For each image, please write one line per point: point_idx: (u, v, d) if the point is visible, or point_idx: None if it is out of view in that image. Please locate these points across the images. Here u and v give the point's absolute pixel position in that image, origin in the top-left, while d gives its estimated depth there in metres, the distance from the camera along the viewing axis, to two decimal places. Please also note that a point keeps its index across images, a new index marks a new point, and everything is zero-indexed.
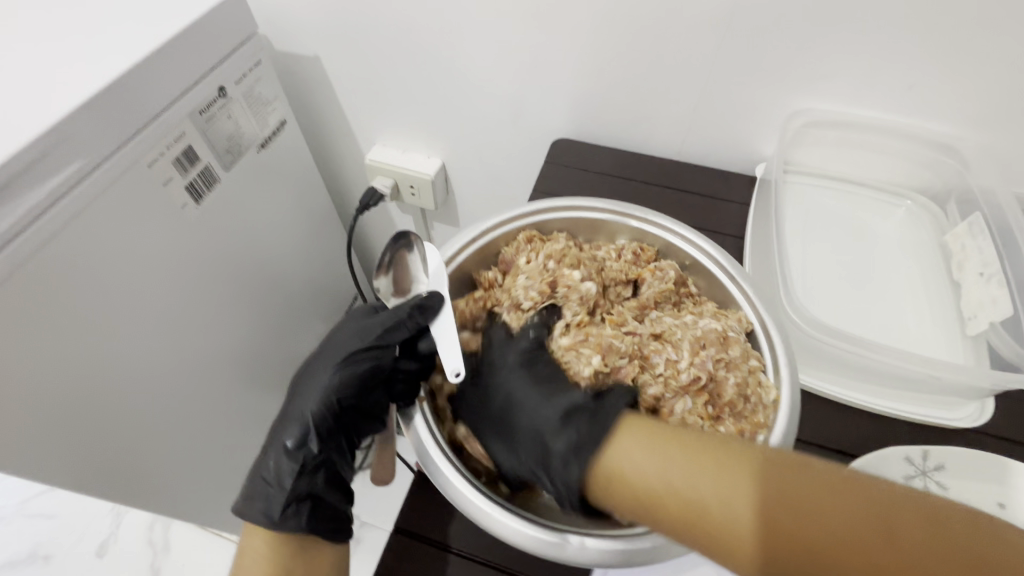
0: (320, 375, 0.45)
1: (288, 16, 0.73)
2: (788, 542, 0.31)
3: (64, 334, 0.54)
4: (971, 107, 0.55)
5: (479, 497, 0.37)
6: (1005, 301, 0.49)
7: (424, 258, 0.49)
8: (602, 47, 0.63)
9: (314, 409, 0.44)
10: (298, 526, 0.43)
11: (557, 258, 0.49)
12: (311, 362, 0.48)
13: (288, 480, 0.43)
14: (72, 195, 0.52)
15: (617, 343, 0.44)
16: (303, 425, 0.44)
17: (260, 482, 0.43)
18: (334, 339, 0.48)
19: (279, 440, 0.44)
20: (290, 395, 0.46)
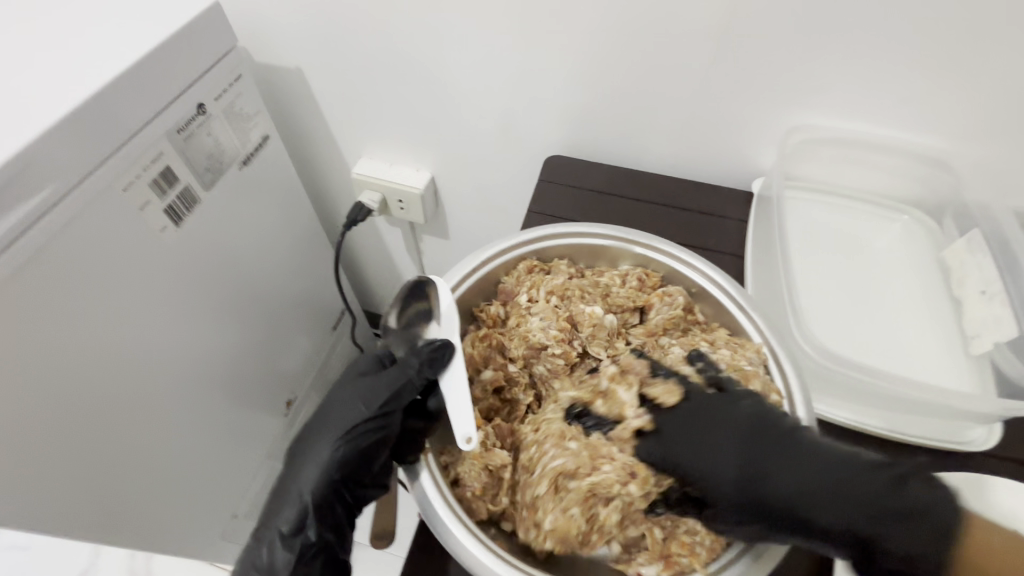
0: (317, 450, 0.43)
1: (268, 26, 0.70)
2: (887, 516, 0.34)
3: (37, 372, 0.50)
4: (969, 123, 0.54)
5: (479, 547, 0.36)
6: (1009, 322, 0.49)
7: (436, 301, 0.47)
8: (597, 60, 0.62)
9: (313, 489, 0.41)
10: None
11: (557, 292, 0.49)
12: (307, 432, 0.45)
13: (283, 570, 0.40)
14: (41, 224, 0.49)
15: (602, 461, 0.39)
16: (300, 508, 0.41)
17: (252, 571, 0.41)
18: (332, 407, 0.45)
19: (274, 526, 0.41)
20: (284, 471, 0.43)
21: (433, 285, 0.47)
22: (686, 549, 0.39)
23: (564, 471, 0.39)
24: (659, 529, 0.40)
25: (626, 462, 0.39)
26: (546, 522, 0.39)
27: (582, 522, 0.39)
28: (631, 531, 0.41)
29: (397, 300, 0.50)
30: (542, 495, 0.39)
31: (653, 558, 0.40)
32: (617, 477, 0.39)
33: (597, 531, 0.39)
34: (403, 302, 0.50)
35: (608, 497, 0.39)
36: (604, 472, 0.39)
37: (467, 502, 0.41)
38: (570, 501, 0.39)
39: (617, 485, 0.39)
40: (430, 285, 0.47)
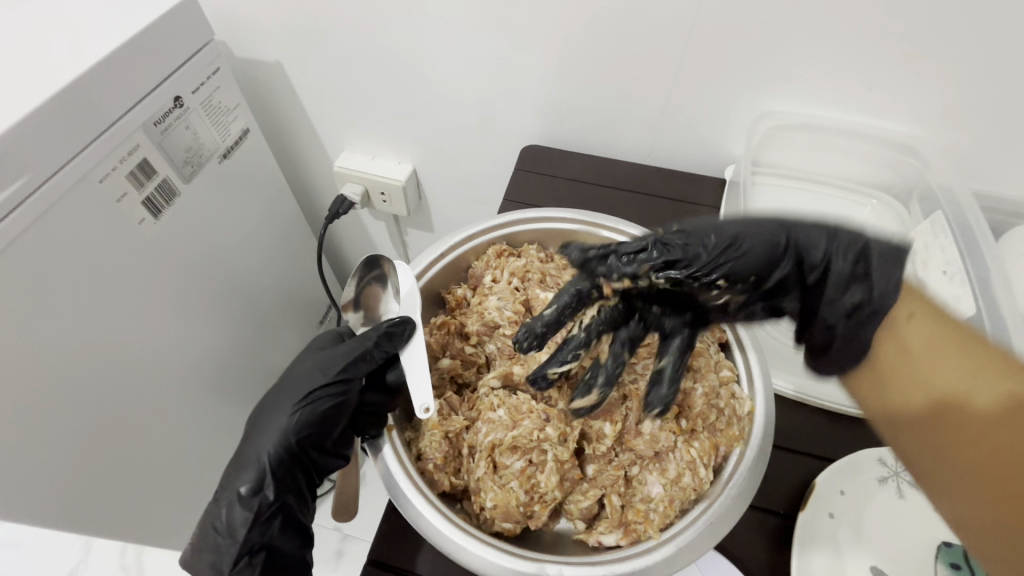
0: (278, 414, 0.43)
1: (245, 22, 0.70)
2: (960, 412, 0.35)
3: (14, 362, 0.51)
4: (932, 108, 0.55)
5: (453, 530, 0.36)
6: (965, 302, 0.51)
7: (396, 282, 0.48)
8: (569, 51, 0.63)
9: (272, 451, 0.41)
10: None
11: (518, 274, 0.50)
12: (269, 397, 0.45)
13: (241, 529, 0.40)
14: (16, 216, 0.49)
15: (523, 413, 0.41)
16: (258, 469, 0.41)
17: (210, 531, 0.41)
18: (294, 374, 0.45)
19: (232, 487, 0.41)
20: (246, 435, 0.44)
21: (393, 266, 0.49)
22: (640, 516, 0.39)
23: (496, 446, 0.41)
24: (615, 495, 0.41)
25: (542, 413, 0.41)
26: (488, 501, 0.39)
27: (520, 492, 0.39)
28: (583, 502, 0.42)
29: (355, 274, 0.51)
30: (482, 476, 0.40)
31: (613, 526, 0.40)
32: (535, 427, 0.41)
33: (539, 501, 0.40)
34: (362, 277, 0.51)
35: (541, 465, 0.40)
36: (524, 425, 0.41)
37: (429, 475, 0.41)
38: (508, 473, 0.40)
39: (535, 433, 0.40)
40: (390, 265, 0.49)
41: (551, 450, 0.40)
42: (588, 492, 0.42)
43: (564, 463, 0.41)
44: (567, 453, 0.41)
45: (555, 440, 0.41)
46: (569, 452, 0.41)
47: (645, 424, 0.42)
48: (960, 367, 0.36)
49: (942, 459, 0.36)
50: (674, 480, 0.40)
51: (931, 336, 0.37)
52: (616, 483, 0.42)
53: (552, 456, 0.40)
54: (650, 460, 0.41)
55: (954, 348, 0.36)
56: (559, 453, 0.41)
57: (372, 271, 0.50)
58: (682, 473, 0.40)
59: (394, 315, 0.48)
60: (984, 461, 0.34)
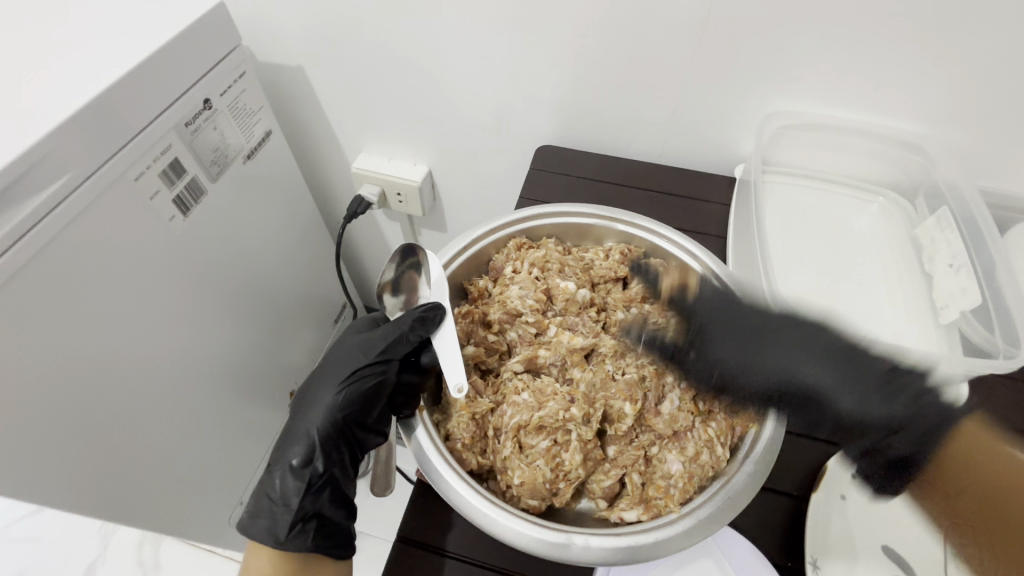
0: (323, 392, 0.46)
1: (269, 29, 0.73)
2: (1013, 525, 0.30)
3: (53, 350, 0.53)
4: (937, 106, 0.57)
5: (484, 502, 0.38)
6: (973, 291, 0.52)
7: (429, 269, 0.50)
8: (582, 54, 0.65)
9: (320, 426, 0.45)
10: (304, 544, 0.44)
11: (538, 264, 0.52)
12: (314, 377, 0.48)
13: (294, 498, 0.43)
14: (59, 210, 0.52)
15: (547, 397, 0.44)
16: (308, 444, 0.44)
17: (266, 500, 0.44)
18: (335, 356, 0.48)
19: (285, 459, 0.45)
20: (294, 412, 0.47)
21: (428, 254, 0.51)
22: (661, 491, 0.41)
23: (522, 426, 0.43)
24: (637, 473, 0.43)
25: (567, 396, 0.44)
26: (516, 478, 0.41)
27: (547, 470, 0.41)
28: (605, 482, 0.43)
29: (394, 260, 0.53)
30: (509, 455, 0.42)
31: (634, 503, 0.42)
32: (560, 407, 0.43)
33: (564, 479, 0.42)
34: (399, 264, 0.53)
35: (566, 444, 0.42)
36: (549, 406, 0.43)
37: (457, 453, 0.42)
38: (535, 452, 0.42)
39: (561, 412, 0.42)
40: (425, 253, 0.51)
41: (574, 429, 0.42)
42: (610, 472, 0.43)
43: (587, 442, 0.42)
44: (590, 434, 0.43)
45: (578, 420, 0.42)
46: (592, 432, 0.43)
47: (663, 405, 0.44)
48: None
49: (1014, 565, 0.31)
50: (692, 458, 0.42)
51: None
52: (636, 462, 0.43)
53: (576, 435, 0.42)
54: (667, 439, 0.43)
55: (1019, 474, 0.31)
56: (582, 432, 0.42)
57: (409, 259, 0.53)
58: (700, 451, 0.42)
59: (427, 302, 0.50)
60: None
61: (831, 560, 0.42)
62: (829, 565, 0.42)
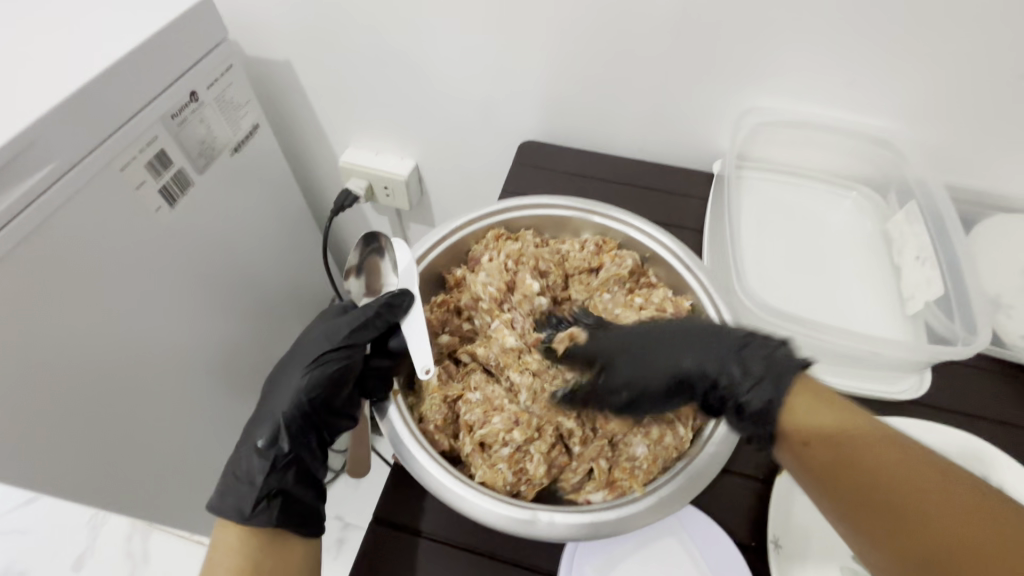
0: (291, 377, 0.48)
1: (256, 23, 0.74)
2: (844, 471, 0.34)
3: (35, 337, 0.54)
4: (909, 103, 0.59)
5: (452, 480, 0.39)
6: (937, 282, 0.54)
7: (394, 257, 0.53)
8: (564, 49, 0.66)
9: (286, 408, 0.47)
10: (268, 520, 0.44)
11: (514, 256, 0.53)
12: (285, 364, 0.51)
13: (259, 476, 0.45)
14: (46, 198, 0.53)
15: (493, 408, 0.45)
16: (273, 425, 0.46)
17: (232, 479, 0.45)
18: (305, 344, 0.50)
19: (252, 440, 0.46)
20: (265, 398, 0.49)
21: (391, 242, 0.53)
22: (626, 473, 0.42)
23: (476, 428, 0.44)
24: (603, 460, 0.44)
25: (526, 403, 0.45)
26: (477, 477, 0.42)
27: (508, 472, 0.42)
28: (575, 478, 0.44)
29: (359, 246, 0.55)
30: (471, 453, 0.43)
31: (600, 486, 0.43)
32: (502, 426, 0.43)
33: (528, 482, 0.43)
34: (364, 249, 0.55)
35: (527, 453, 0.43)
36: (493, 424, 0.44)
37: (429, 435, 0.44)
38: (497, 455, 0.42)
39: (503, 433, 0.43)
40: (388, 241, 0.53)
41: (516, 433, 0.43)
42: (578, 468, 0.44)
43: (547, 451, 0.43)
44: (544, 448, 0.44)
45: (514, 431, 0.43)
46: (548, 444, 0.44)
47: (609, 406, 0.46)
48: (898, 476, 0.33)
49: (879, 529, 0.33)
50: (657, 441, 0.43)
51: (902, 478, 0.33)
52: (602, 449, 0.44)
53: (535, 448, 0.43)
54: (632, 425, 0.45)
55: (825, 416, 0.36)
56: (538, 445, 0.43)
57: (372, 245, 0.54)
58: (663, 433, 0.44)
59: (394, 289, 0.52)
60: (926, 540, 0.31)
61: (791, 539, 0.44)
62: (789, 543, 0.44)
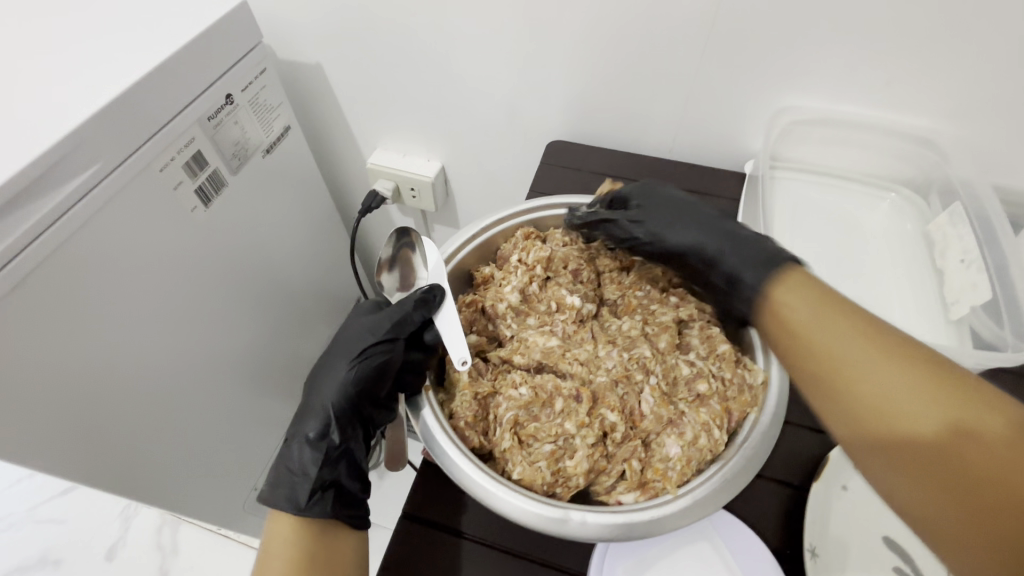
0: (334, 371, 0.49)
1: (288, 27, 0.76)
2: (902, 452, 0.36)
3: (76, 331, 0.56)
4: (952, 102, 0.57)
5: (485, 477, 0.39)
6: (984, 286, 0.52)
7: (424, 254, 0.54)
8: (592, 49, 0.66)
9: (334, 401, 0.47)
10: (323, 511, 0.45)
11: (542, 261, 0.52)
12: (324, 358, 0.51)
13: (312, 467, 0.45)
14: (89, 197, 0.55)
15: (526, 408, 0.44)
16: (324, 417, 0.47)
17: (284, 471, 0.46)
18: (342, 337, 0.51)
19: (302, 432, 0.47)
20: (308, 392, 0.50)
21: (423, 238, 0.54)
22: (659, 474, 0.41)
23: (518, 422, 0.44)
24: (636, 460, 0.42)
25: (571, 390, 0.44)
26: (516, 474, 0.42)
27: (547, 472, 0.42)
28: (609, 481, 0.43)
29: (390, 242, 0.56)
30: (509, 448, 0.43)
31: (631, 487, 0.42)
32: (557, 422, 0.43)
33: (563, 484, 0.42)
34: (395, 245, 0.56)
35: (569, 447, 0.43)
36: (544, 421, 0.44)
37: (461, 430, 0.44)
38: (538, 452, 0.43)
39: (555, 426, 0.43)
40: (419, 237, 0.54)
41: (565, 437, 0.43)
42: (611, 471, 0.43)
43: (592, 447, 0.42)
44: (592, 438, 0.43)
45: (562, 428, 0.43)
46: (595, 437, 0.43)
47: (643, 404, 0.44)
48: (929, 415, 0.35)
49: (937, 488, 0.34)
50: (691, 441, 0.42)
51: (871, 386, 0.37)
52: (636, 449, 0.43)
53: (581, 442, 0.42)
54: (667, 424, 0.43)
55: (844, 325, 0.40)
56: (585, 437, 0.43)
57: (403, 239, 0.56)
58: (698, 435, 0.42)
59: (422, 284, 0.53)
60: (991, 505, 0.32)
61: (828, 547, 0.43)
62: (828, 553, 0.42)
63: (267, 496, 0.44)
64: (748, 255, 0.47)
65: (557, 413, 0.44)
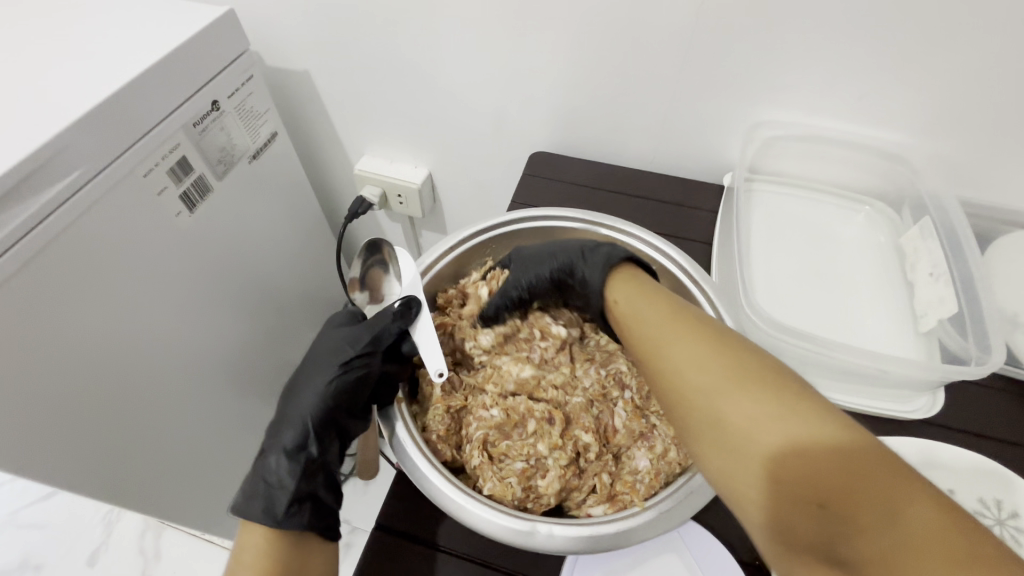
0: (313, 384, 0.50)
1: (277, 33, 0.76)
2: (744, 448, 0.35)
3: (57, 337, 0.55)
4: (922, 119, 0.58)
5: (453, 490, 0.40)
6: (951, 299, 0.53)
7: (397, 268, 0.54)
8: (577, 61, 0.67)
9: (312, 413, 0.48)
10: (301, 523, 0.44)
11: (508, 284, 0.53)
12: (303, 370, 0.52)
13: (290, 480, 0.45)
14: (72, 203, 0.55)
15: (495, 429, 0.45)
16: (302, 428, 0.48)
17: (262, 484, 0.45)
18: (322, 349, 0.52)
19: (279, 444, 0.47)
20: (287, 404, 0.50)
21: (394, 254, 0.54)
22: (628, 487, 0.43)
23: (487, 440, 0.45)
24: (605, 475, 0.44)
25: (543, 412, 0.45)
26: (486, 490, 0.42)
27: (517, 488, 0.42)
28: (581, 497, 0.44)
29: (362, 255, 0.56)
30: (480, 465, 0.44)
31: (602, 500, 0.43)
32: (529, 442, 0.44)
33: (535, 500, 0.43)
34: (367, 258, 0.56)
35: (541, 466, 0.44)
36: (516, 442, 0.45)
37: (432, 444, 0.45)
38: (508, 469, 0.43)
39: (527, 447, 0.44)
40: (392, 250, 0.54)
41: (536, 462, 0.44)
42: (583, 486, 0.44)
43: (564, 468, 0.43)
44: (563, 461, 0.44)
45: (529, 452, 0.44)
46: (567, 458, 0.44)
47: (616, 419, 0.47)
48: (786, 423, 0.34)
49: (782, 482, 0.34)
50: (660, 455, 0.44)
51: (731, 390, 0.37)
52: (607, 463, 0.45)
53: (553, 463, 0.43)
54: (637, 438, 0.46)
55: (658, 305, 0.44)
56: (557, 458, 0.44)
57: (374, 254, 0.56)
58: (667, 448, 0.44)
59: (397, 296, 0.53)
60: (838, 493, 0.31)
61: None
62: None
63: (242, 507, 0.44)
64: (595, 261, 0.49)
65: (529, 433, 0.45)
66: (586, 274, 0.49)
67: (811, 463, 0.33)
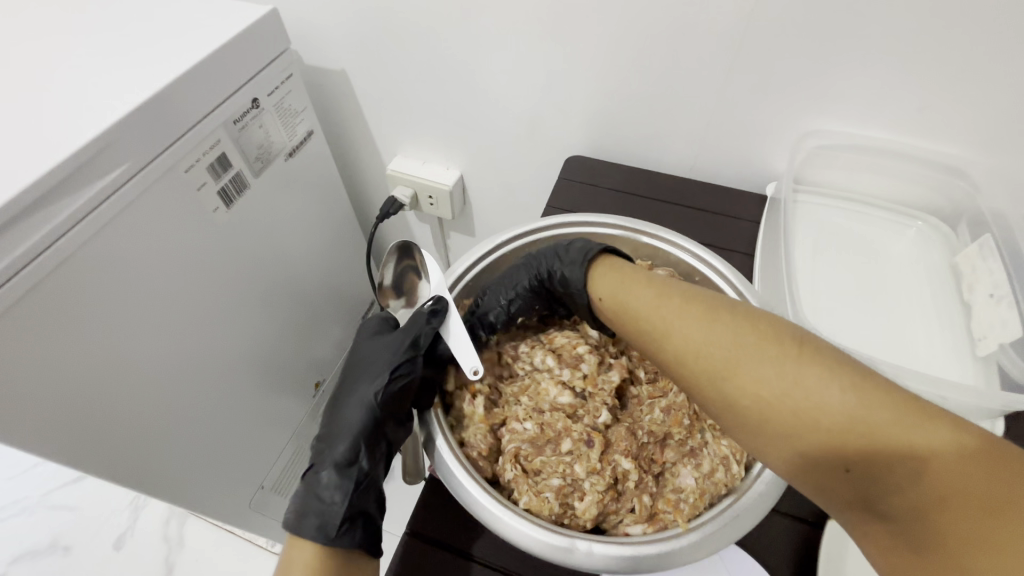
0: (359, 394, 0.49)
1: (317, 33, 0.77)
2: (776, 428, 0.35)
3: (95, 327, 0.56)
4: (986, 132, 0.55)
5: (492, 502, 0.39)
6: (1014, 324, 0.50)
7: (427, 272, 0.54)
8: (618, 63, 0.65)
9: (363, 424, 0.47)
10: (354, 542, 0.44)
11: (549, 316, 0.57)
12: (348, 379, 0.51)
13: (344, 494, 0.44)
14: (116, 198, 0.56)
15: (532, 445, 0.45)
16: (353, 441, 0.46)
17: (313, 500, 0.44)
18: (366, 356, 0.51)
19: (331, 457, 0.46)
20: (332, 414, 0.49)
21: (423, 260, 0.54)
22: (671, 507, 0.42)
23: (520, 454, 0.45)
24: (645, 496, 0.43)
25: (582, 433, 0.45)
26: (522, 502, 0.42)
27: (554, 503, 0.42)
28: (624, 521, 0.42)
29: (393, 258, 0.57)
30: (514, 478, 0.43)
31: (641, 519, 0.42)
32: (564, 458, 0.44)
33: (571, 520, 0.42)
34: (399, 260, 0.57)
35: (578, 488, 0.43)
36: (552, 458, 0.44)
37: (471, 460, 0.44)
38: (545, 484, 0.43)
39: (564, 465, 0.43)
40: (421, 256, 0.54)
41: (568, 482, 0.43)
42: (621, 509, 0.43)
43: (602, 493, 0.42)
44: (600, 487, 0.42)
45: (563, 467, 0.43)
46: (605, 484, 0.43)
47: (654, 415, 0.47)
48: (772, 373, 0.36)
49: (803, 451, 0.35)
50: (707, 474, 0.43)
51: (717, 341, 0.39)
52: (647, 483, 0.44)
53: (590, 487, 0.42)
54: (685, 455, 0.45)
55: (637, 283, 0.45)
56: (595, 482, 0.43)
57: (405, 255, 0.56)
58: (715, 468, 0.43)
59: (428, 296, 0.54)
60: (854, 450, 0.33)
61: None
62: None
63: (297, 525, 0.43)
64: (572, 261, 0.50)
65: (564, 452, 0.44)
66: (568, 272, 0.50)
67: (818, 422, 0.34)
